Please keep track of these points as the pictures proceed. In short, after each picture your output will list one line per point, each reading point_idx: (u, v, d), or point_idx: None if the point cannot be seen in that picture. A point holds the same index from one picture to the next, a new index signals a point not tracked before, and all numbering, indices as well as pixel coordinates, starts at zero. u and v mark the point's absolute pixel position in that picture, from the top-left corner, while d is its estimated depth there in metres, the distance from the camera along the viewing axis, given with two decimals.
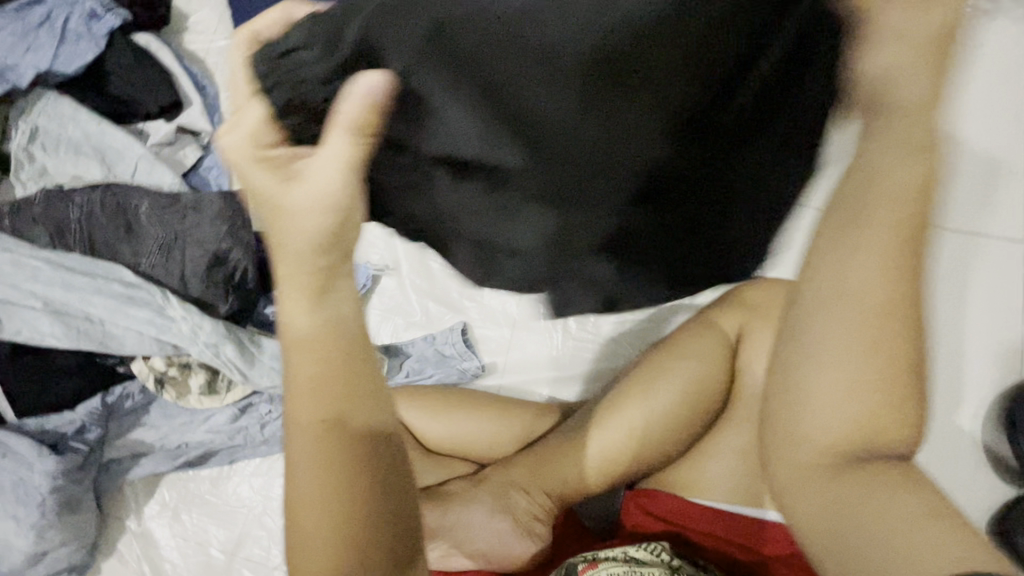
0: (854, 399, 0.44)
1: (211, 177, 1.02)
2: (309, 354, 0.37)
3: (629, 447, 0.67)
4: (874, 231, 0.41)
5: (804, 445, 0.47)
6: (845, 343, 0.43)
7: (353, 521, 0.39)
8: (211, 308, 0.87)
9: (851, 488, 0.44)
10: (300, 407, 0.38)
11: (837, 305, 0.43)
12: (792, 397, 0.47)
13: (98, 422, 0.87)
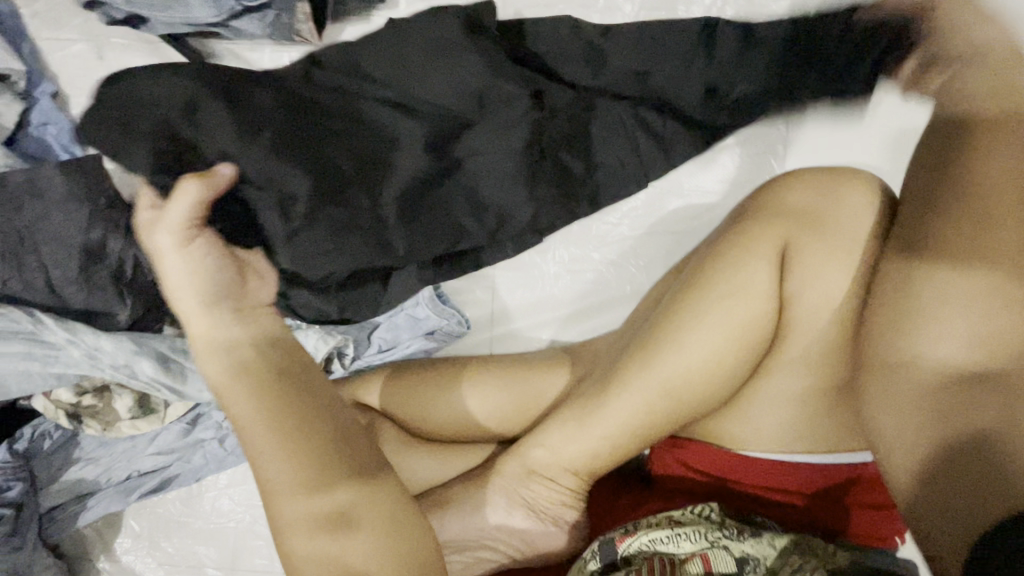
0: (965, 323, 0.42)
1: (51, 138, 0.75)
2: (278, 457, 0.48)
3: (665, 405, 0.56)
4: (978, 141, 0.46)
5: (940, 357, 0.43)
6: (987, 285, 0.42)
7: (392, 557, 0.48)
8: (108, 318, 0.67)
9: (953, 409, 0.41)
10: (284, 491, 0.47)
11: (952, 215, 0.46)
12: (924, 330, 0.44)
13: (17, 475, 0.70)
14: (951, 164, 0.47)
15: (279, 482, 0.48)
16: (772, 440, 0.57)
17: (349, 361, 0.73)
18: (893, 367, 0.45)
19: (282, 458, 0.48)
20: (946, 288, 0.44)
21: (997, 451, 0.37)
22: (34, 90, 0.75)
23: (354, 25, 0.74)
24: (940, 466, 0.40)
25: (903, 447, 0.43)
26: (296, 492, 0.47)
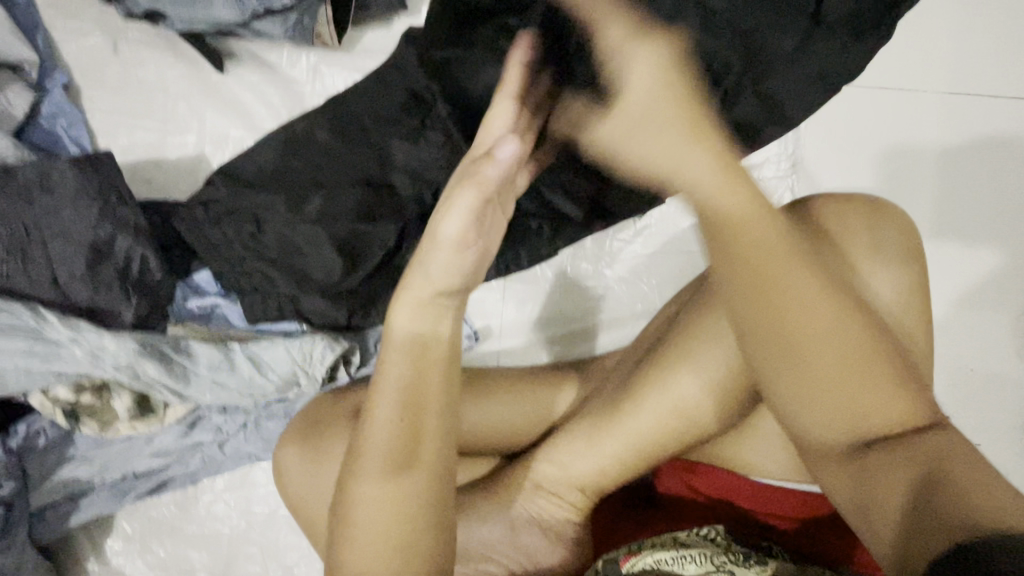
0: (830, 401, 0.44)
1: (61, 129, 0.74)
2: (387, 415, 0.47)
3: (676, 426, 0.56)
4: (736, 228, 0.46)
5: (820, 440, 0.46)
6: (833, 366, 0.44)
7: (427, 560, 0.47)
8: (112, 316, 0.65)
9: (868, 474, 0.43)
10: (372, 454, 0.47)
11: (783, 314, 0.45)
12: (803, 420, 0.46)
13: (9, 473, 0.69)
14: (750, 280, 0.46)
15: (375, 444, 0.47)
16: (781, 466, 0.57)
17: (355, 368, 0.71)
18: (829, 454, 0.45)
19: (379, 469, 0.47)
20: (825, 355, 0.44)
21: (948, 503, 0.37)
22: (46, 80, 0.74)
23: (374, 31, 0.74)
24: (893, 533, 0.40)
25: (856, 514, 0.44)
26: (387, 454, 0.47)
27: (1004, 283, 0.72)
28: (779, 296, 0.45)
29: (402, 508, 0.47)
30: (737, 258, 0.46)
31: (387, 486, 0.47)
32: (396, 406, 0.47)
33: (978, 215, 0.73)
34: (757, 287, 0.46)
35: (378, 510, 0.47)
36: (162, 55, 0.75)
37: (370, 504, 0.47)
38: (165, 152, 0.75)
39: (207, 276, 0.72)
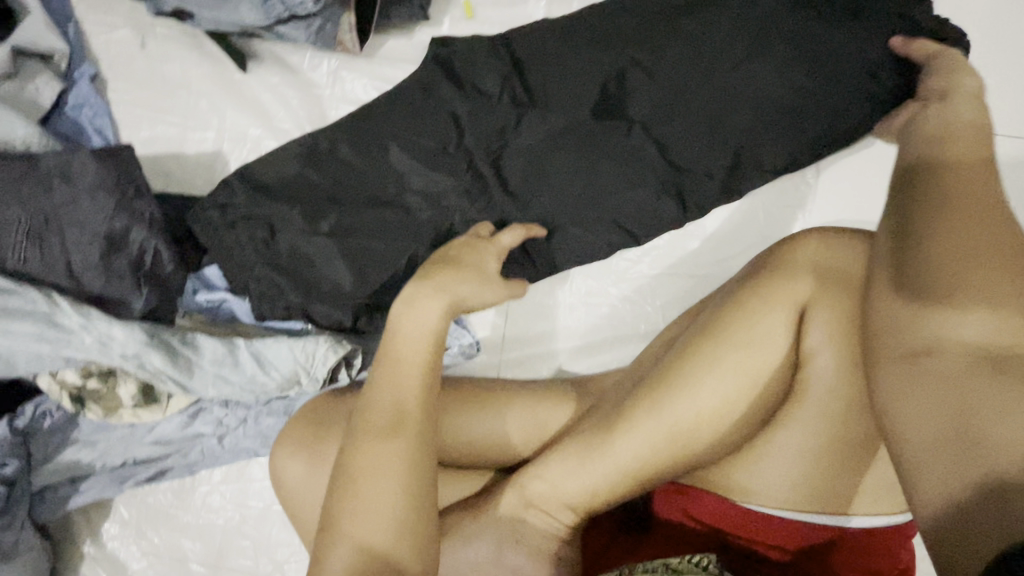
0: (973, 315, 0.39)
1: (85, 120, 0.76)
2: (393, 387, 0.52)
3: (669, 450, 0.56)
4: (963, 182, 0.43)
5: (951, 351, 0.39)
6: (981, 279, 0.39)
7: (406, 523, 0.50)
8: (122, 306, 0.67)
9: (971, 408, 0.36)
10: (378, 414, 0.52)
11: (957, 228, 0.40)
12: (931, 330, 0.40)
13: (14, 452, 0.70)
14: (953, 189, 0.43)
15: (380, 413, 0.52)
16: (779, 495, 0.56)
17: (356, 371, 0.71)
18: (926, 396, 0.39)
19: (380, 432, 0.51)
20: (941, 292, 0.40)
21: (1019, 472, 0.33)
22: (74, 71, 0.76)
23: (396, 39, 0.75)
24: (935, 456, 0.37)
25: (932, 455, 0.37)
26: (391, 421, 0.51)
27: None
28: (920, 212, 0.43)
29: (394, 467, 0.50)
30: (926, 190, 0.44)
31: (392, 445, 0.50)
32: (410, 374, 0.53)
33: None
34: (935, 199, 0.43)
35: (369, 465, 0.50)
36: (188, 52, 0.77)
37: (371, 458, 0.50)
38: (185, 147, 0.77)
39: (218, 274, 0.74)
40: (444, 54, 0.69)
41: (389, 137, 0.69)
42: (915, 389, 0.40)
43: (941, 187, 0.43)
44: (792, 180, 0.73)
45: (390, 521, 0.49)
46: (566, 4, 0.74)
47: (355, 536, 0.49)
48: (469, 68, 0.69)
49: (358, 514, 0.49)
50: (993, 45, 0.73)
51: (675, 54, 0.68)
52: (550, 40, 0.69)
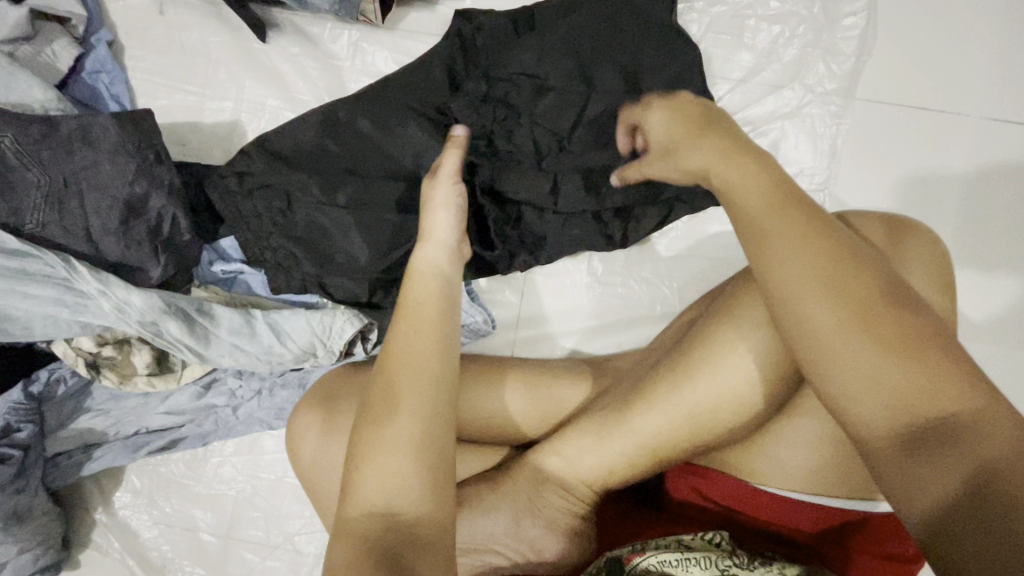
0: (865, 352, 0.36)
1: (102, 86, 0.75)
2: (412, 325, 0.49)
3: (688, 431, 0.55)
4: (781, 220, 0.41)
5: (869, 395, 0.36)
6: (826, 312, 0.37)
7: (430, 468, 0.44)
8: (140, 273, 0.67)
9: (939, 457, 0.34)
10: (399, 349, 0.48)
11: (790, 257, 0.39)
12: (833, 378, 0.37)
13: (28, 417, 0.70)
14: (759, 237, 0.41)
15: (400, 349, 0.48)
16: (796, 477, 0.57)
17: (372, 345, 0.72)
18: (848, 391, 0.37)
19: (404, 367, 0.47)
20: (816, 284, 0.38)
21: (956, 434, 0.34)
22: (91, 36, 0.75)
23: (418, 12, 0.74)
24: (907, 449, 0.35)
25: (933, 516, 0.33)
26: (416, 355, 0.47)
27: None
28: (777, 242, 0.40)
29: (418, 404, 0.45)
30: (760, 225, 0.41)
31: (405, 385, 0.46)
32: (426, 315, 0.49)
33: (1018, 250, 0.71)
34: (761, 228, 0.41)
35: (388, 403, 0.46)
36: (207, 20, 0.76)
37: (387, 403, 0.46)
38: (202, 116, 0.76)
39: (235, 245, 0.73)
40: (462, 35, 0.69)
41: (409, 110, 0.69)
42: (848, 388, 0.36)
43: (777, 224, 0.41)
44: (815, 164, 0.72)
45: (408, 474, 0.43)
46: None
47: (365, 491, 0.43)
48: (492, 41, 0.68)
49: (371, 463, 0.44)
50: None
51: (679, 40, 0.68)
52: (566, 17, 0.68)
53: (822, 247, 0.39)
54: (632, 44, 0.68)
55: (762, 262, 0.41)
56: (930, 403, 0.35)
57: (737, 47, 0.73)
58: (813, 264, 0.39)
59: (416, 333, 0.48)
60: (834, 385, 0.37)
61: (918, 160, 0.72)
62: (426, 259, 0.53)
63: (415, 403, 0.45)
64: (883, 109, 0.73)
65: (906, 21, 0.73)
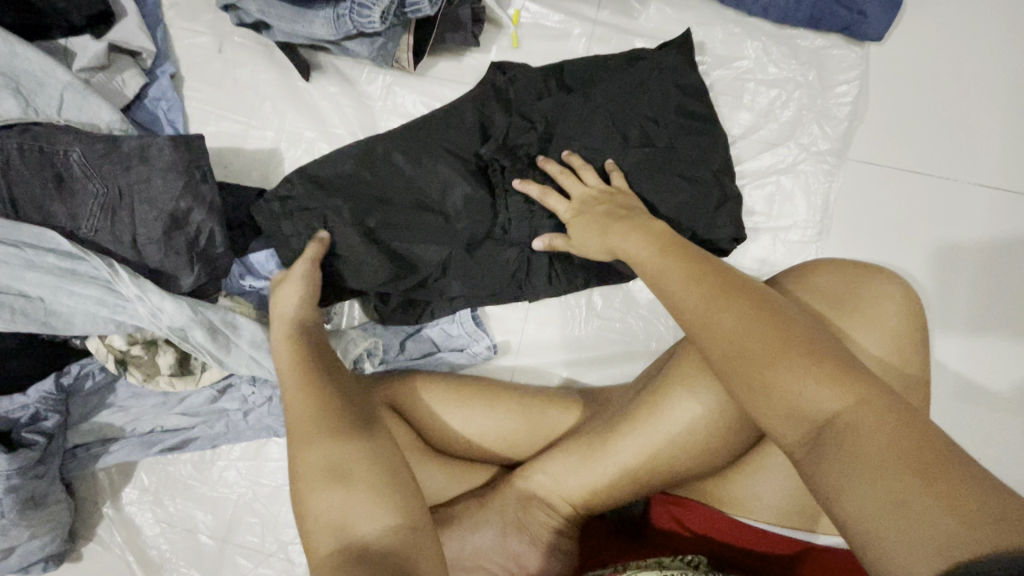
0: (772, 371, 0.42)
1: (160, 112, 0.84)
2: (293, 388, 0.56)
3: (666, 457, 0.57)
4: (667, 271, 0.50)
5: (776, 403, 0.41)
6: (724, 333, 0.44)
7: (352, 497, 0.48)
8: (175, 280, 0.73)
9: (840, 459, 0.38)
10: (295, 430, 0.53)
11: (680, 293, 0.48)
12: (746, 392, 0.43)
13: (55, 408, 0.75)
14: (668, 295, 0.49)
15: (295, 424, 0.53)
16: (770, 509, 0.58)
17: (378, 361, 0.77)
18: (763, 409, 0.42)
19: (300, 439, 0.52)
20: (717, 313, 0.45)
21: (849, 430, 0.38)
22: (156, 69, 0.85)
23: (447, 62, 0.82)
24: (820, 455, 0.39)
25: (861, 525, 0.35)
26: (305, 422, 0.53)
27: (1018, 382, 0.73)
28: (666, 284, 0.49)
29: (320, 459, 0.50)
30: (658, 281, 0.50)
31: (314, 438, 0.52)
32: (299, 382, 0.57)
33: (997, 313, 0.74)
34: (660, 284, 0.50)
35: (305, 476, 0.50)
36: (259, 60, 0.85)
37: (307, 480, 0.50)
38: (246, 143, 0.84)
39: (257, 261, 0.78)
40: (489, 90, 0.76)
41: (432, 147, 0.75)
42: (764, 402, 0.42)
43: (673, 276, 0.49)
44: (807, 218, 0.76)
45: (341, 507, 0.48)
46: (605, 43, 0.80)
47: (312, 508, 0.48)
48: (509, 95, 0.75)
49: (316, 492, 0.49)
50: (1010, 110, 0.76)
51: (684, 103, 0.74)
52: (579, 81, 0.76)
53: (740, 304, 0.45)
54: (635, 105, 0.74)
55: (670, 298, 0.49)
56: (819, 407, 0.40)
57: (736, 107, 0.79)
58: (735, 324, 0.44)
59: (297, 399, 0.55)
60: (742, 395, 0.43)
61: (904, 222, 0.76)
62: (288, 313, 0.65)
63: (317, 452, 0.51)
64: (874, 170, 0.77)
65: (897, 92, 0.78)
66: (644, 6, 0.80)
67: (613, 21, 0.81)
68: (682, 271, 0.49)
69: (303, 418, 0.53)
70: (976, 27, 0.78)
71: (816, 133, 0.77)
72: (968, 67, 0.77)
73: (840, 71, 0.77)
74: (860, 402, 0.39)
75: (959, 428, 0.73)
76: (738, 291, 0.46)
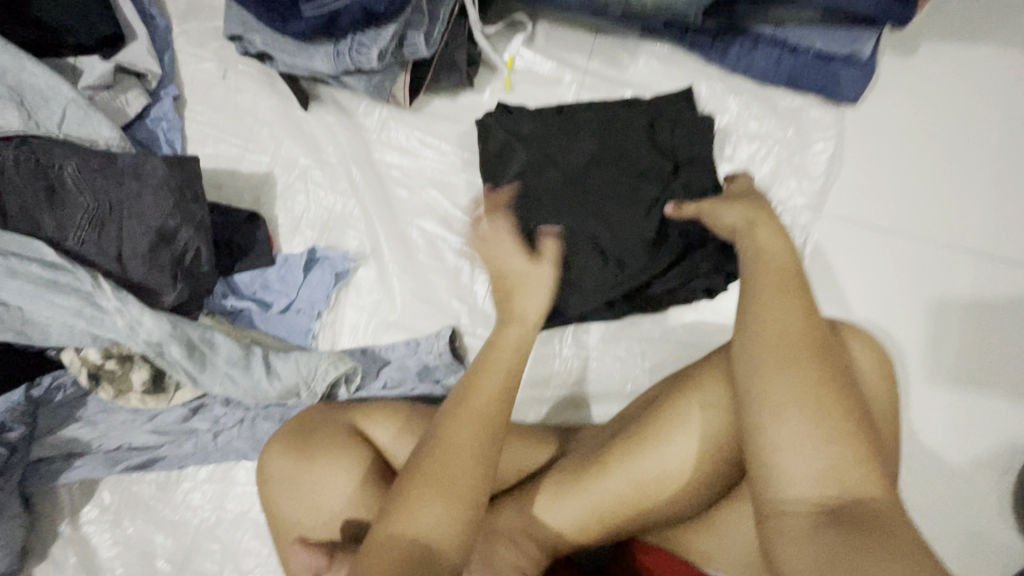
0: (801, 432, 0.42)
1: (160, 132, 0.87)
2: (497, 376, 0.59)
3: (635, 499, 0.57)
4: (759, 302, 0.48)
5: (801, 467, 0.42)
6: (772, 379, 0.44)
7: (476, 510, 0.53)
8: (155, 296, 0.73)
9: (854, 547, 0.38)
10: (473, 420, 0.56)
11: (763, 328, 0.47)
12: (769, 444, 0.43)
13: (22, 419, 0.74)
14: (746, 322, 0.48)
15: (474, 417, 0.56)
16: (741, 560, 0.57)
17: (353, 388, 0.77)
18: (759, 469, 0.44)
19: (470, 437, 0.55)
20: (780, 363, 0.45)
21: (870, 517, 0.40)
22: (161, 90, 0.88)
23: (442, 100, 0.85)
24: (837, 530, 0.39)
25: None
26: (485, 419, 0.56)
27: (985, 445, 0.73)
28: (755, 311, 0.48)
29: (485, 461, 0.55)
30: (750, 309, 0.48)
31: (481, 438, 0.55)
32: (498, 377, 0.59)
33: (964, 374, 0.75)
34: (745, 310, 0.49)
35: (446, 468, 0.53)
36: (261, 87, 0.88)
37: (452, 473, 0.53)
38: (241, 165, 0.86)
39: (243, 280, 0.82)
40: (481, 135, 0.78)
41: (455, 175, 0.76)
42: (788, 460, 0.42)
43: (760, 309, 0.48)
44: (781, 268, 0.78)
45: (460, 506, 0.52)
46: (595, 91, 0.84)
47: (421, 505, 0.52)
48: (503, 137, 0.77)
49: (427, 488, 0.52)
50: (976, 177, 0.79)
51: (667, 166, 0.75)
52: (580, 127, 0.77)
53: (801, 364, 0.44)
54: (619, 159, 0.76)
55: (746, 327, 0.48)
56: (847, 486, 0.41)
57: (718, 159, 0.82)
58: (794, 379, 0.44)
59: (498, 392, 0.58)
60: (767, 447, 0.43)
61: (875, 278, 0.78)
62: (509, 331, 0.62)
63: (474, 452, 0.54)
64: (848, 227, 0.80)
65: (871, 154, 0.81)
66: (633, 60, 0.84)
67: (603, 71, 0.84)
68: (777, 306, 0.47)
69: (491, 415, 0.56)
70: (945, 98, 0.81)
71: (792, 189, 0.80)
72: (937, 134, 0.81)
73: (816, 132, 0.81)
74: (881, 495, 0.41)
75: (923, 486, 0.74)
76: (811, 347, 0.45)
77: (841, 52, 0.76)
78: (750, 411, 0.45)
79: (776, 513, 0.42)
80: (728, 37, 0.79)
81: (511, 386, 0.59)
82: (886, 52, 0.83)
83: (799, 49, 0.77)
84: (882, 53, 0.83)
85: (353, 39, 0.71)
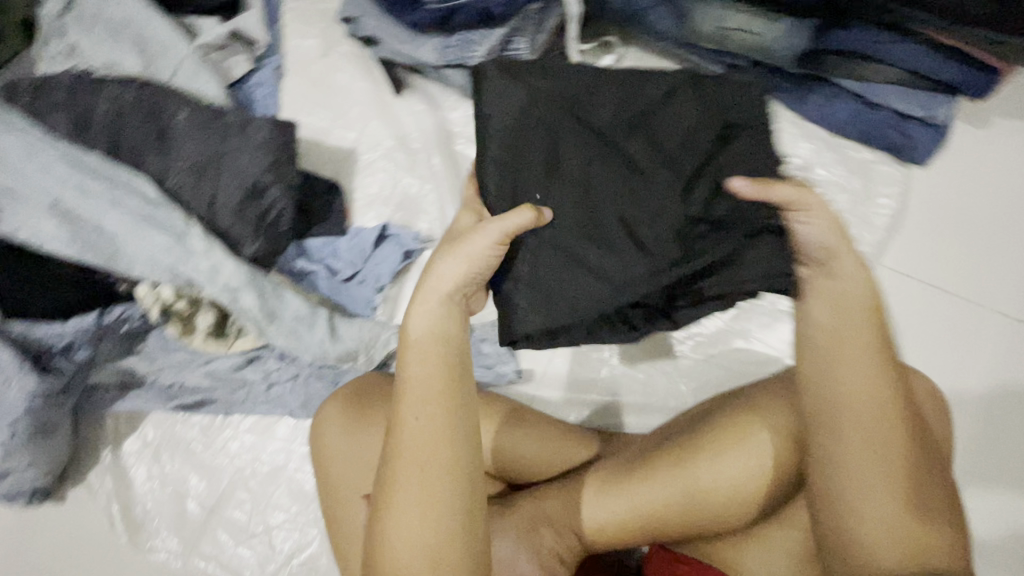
0: (880, 484, 0.50)
1: (258, 96, 0.92)
2: (421, 402, 0.50)
3: (683, 506, 0.58)
4: (844, 341, 0.52)
5: (873, 512, 0.50)
6: (856, 424, 0.50)
7: (450, 544, 0.48)
8: (237, 245, 0.77)
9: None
10: (410, 451, 0.49)
11: (845, 372, 0.51)
12: (848, 488, 0.50)
13: (89, 343, 0.76)
14: (831, 359, 0.52)
15: (409, 449, 0.49)
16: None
17: None
18: (835, 506, 0.51)
19: (410, 468, 0.49)
20: (865, 413, 0.50)
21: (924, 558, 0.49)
22: (265, 59, 0.93)
23: None
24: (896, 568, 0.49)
25: None
26: (427, 445, 0.49)
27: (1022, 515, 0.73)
28: (845, 350, 0.52)
29: (439, 492, 0.48)
30: (836, 346, 0.53)
31: (429, 464, 0.49)
32: (420, 403, 0.50)
33: (1007, 441, 0.76)
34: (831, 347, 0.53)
35: (400, 510, 0.48)
36: (358, 70, 0.93)
37: (406, 515, 0.48)
38: (328, 138, 0.91)
39: (313, 243, 0.85)
40: (474, 83, 0.65)
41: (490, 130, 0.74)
42: (861, 505, 0.50)
43: (848, 352, 0.52)
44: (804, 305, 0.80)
45: (428, 542, 0.48)
46: None
47: (392, 545, 0.48)
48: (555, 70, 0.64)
49: (394, 523, 0.48)
50: None
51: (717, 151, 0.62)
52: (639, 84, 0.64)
53: (880, 416, 0.50)
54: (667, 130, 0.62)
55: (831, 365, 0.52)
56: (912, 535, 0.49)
57: None
58: (875, 431, 0.50)
59: (426, 418, 0.50)
60: (845, 490, 0.51)
61: (926, 334, 0.80)
62: (421, 331, 0.53)
63: (424, 485, 0.48)
64: (903, 281, 0.82)
65: (934, 215, 0.84)
66: None
67: None
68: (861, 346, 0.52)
69: (425, 439, 0.49)
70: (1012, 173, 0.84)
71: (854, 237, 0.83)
72: (1000, 205, 0.83)
73: (882, 187, 0.84)
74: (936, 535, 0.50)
75: None
76: (873, 402, 0.51)
77: (918, 114, 0.80)
78: (832, 454, 0.51)
79: (843, 544, 0.51)
80: (809, 86, 0.84)
81: (445, 402, 0.51)
82: (958, 122, 0.87)
83: (878, 106, 0.81)
84: (954, 122, 0.87)
85: (464, 36, 0.76)
